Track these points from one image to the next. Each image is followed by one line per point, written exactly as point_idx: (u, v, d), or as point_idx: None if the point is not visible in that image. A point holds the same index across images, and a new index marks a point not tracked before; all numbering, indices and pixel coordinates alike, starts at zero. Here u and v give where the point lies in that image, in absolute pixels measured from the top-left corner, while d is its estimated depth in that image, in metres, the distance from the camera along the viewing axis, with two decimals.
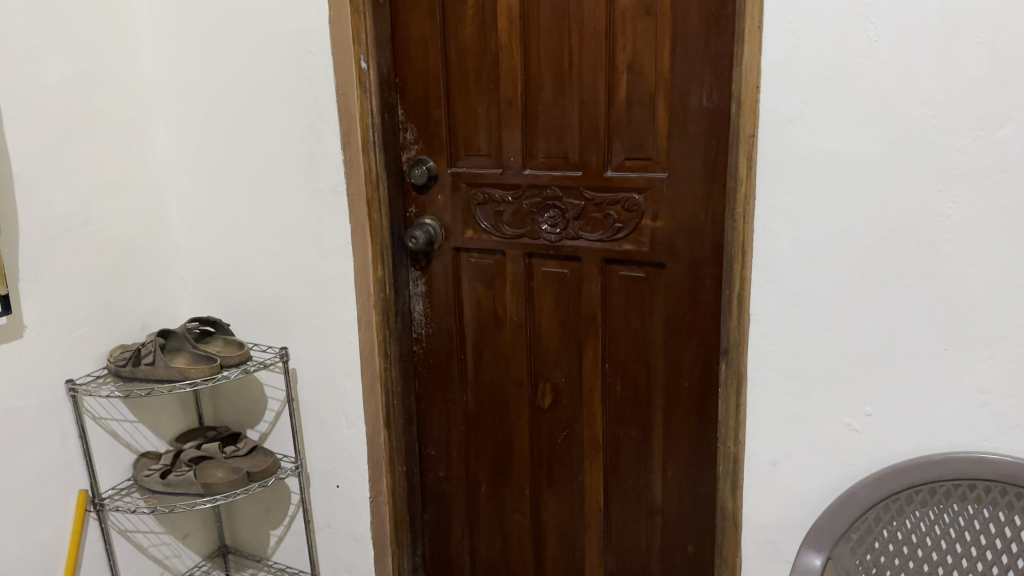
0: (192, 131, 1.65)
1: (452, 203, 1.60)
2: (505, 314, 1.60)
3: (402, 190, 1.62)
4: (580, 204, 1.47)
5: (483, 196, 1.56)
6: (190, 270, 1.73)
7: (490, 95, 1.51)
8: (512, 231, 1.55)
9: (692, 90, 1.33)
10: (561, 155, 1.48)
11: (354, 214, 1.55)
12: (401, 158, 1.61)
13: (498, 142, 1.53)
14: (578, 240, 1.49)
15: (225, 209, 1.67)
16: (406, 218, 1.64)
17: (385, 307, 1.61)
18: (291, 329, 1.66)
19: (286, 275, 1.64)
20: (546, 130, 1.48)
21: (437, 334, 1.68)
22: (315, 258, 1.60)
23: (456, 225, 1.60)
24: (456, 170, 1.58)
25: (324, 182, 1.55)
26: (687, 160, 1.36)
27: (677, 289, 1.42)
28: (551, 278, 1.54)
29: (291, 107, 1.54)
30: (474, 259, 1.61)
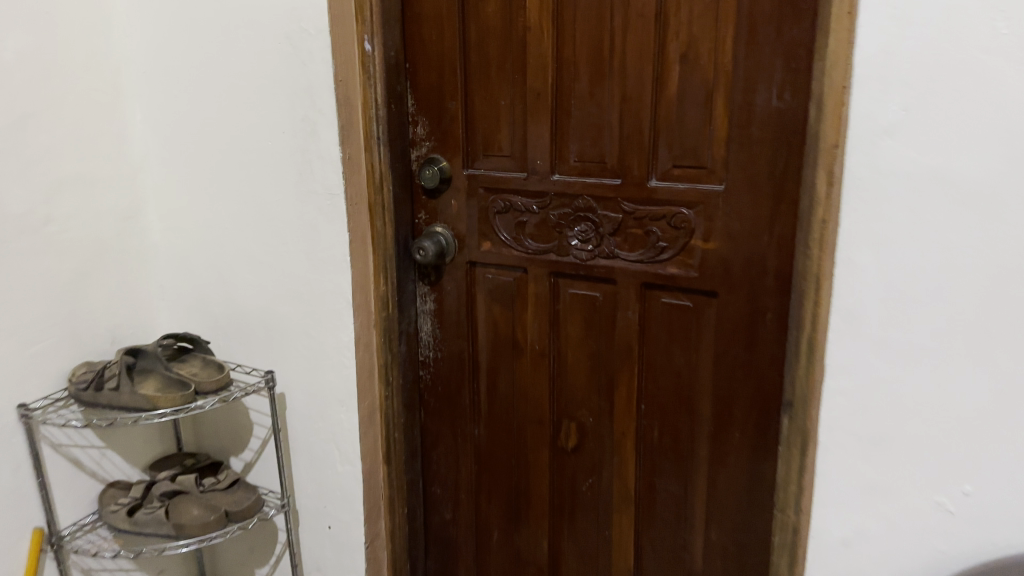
0: (171, 119, 1.44)
1: (467, 211, 1.38)
2: (525, 342, 1.39)
3: (410, 193, 1.40)
4: (618, 218, 1.25)
5: (504, 203, 1.34)
6: (170, 276, 1.53)
7: (515, 87, 1.28)
8: (535, 246, 1.33)
9: (759, 87, 1.10)
10: (597, 159, 1.25)
11: (353, 222, 1.34)
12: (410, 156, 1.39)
13: (523, 142, 1.30)
14: (613, 260, 1.27)
15: (208, 210, 1.46)
16: (413, 226, 1.42)
17: (387, 328, 1.41)
18: (280, 349, 1.45)
19: (274, 288, 1.43)
20: (580, 130, 1.25)
21: (446, 359, 1.47)
22: (307, 269, 1.39)
23: (471, 235, 1.39)
24: (473, 173, 1.36)
25: (319, 184, 1.33)
26: (749, 172, 1.13)
27: (730, 324, 1.20)
28: (580, 302, 1.32)
29: (283, 94, 1.32)
30: (491, 275, 1.39)
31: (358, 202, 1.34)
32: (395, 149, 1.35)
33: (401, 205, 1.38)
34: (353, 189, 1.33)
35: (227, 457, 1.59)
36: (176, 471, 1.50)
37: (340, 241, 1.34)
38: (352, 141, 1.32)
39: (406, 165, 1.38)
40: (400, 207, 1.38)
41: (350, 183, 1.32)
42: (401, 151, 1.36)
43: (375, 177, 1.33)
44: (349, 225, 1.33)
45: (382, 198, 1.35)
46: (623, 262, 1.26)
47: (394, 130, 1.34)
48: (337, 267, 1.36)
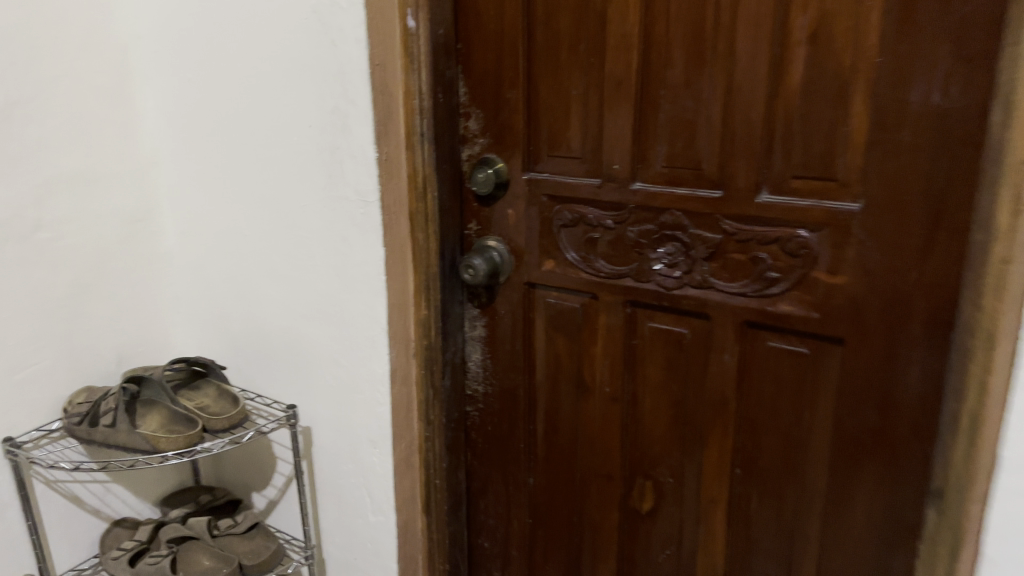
0: (183, 107, 1.23)
1: (527, 222, 1.14)
2: (593, 381, 1.15)
3: (459, 199, 1.17)
4: (716, 240, 1.00)
5: (572, 215, 1.10)
6: (185, 287, 1.34)
7: (590, 73, 1.04)
8: (609, 269, 1.09)
9: (915, 80, 0.84)
10: (692, 165, 1.00)
11: (390, 235, 1.12)
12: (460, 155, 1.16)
13: (598, 141, 1.06)
14: (708, 291, 1.02)
15: (225, 213, 1.25)
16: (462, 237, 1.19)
17: (429, 358, 1.19)
18: (306, 378, 1.25)
19: (299, 307, 1.22)
20: (671, 128, 1.00)
21: (498, 395, 1.24)
22: (336, 288, 1.17)
23: (531, 251, 1.15)
24: (535, 177, 1.12)
25: (350, 188, 1.10)
26: (895, 189, 0.87)
27: (858, 380, 0.95)
28: (662, 339, 1.08)
29: (308, 80, 1.09)
30: (554, 299, 1.16)
31: (396, 211, 1.12)
32: (444, 147, 1.11)
33: (449, 213, 1.15)
34: (391, 195, 1.11)
35: (247, 493, 1.41)
36: (188, 511, 1.32)
37: (374, 257, 1.12)
38: (393, 138, 1.09)
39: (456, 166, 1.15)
40: (447, 216, 1.15)
41: (388, 189, 1.10)
42: (450, 148, 1.13)
43: (416, 180, 1.11)
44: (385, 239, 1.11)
45: (427, 206, 1.13)
46: (720, 294, 1.02)
47: (442, 123, 1.11)
48: (370, 287, 1.14)
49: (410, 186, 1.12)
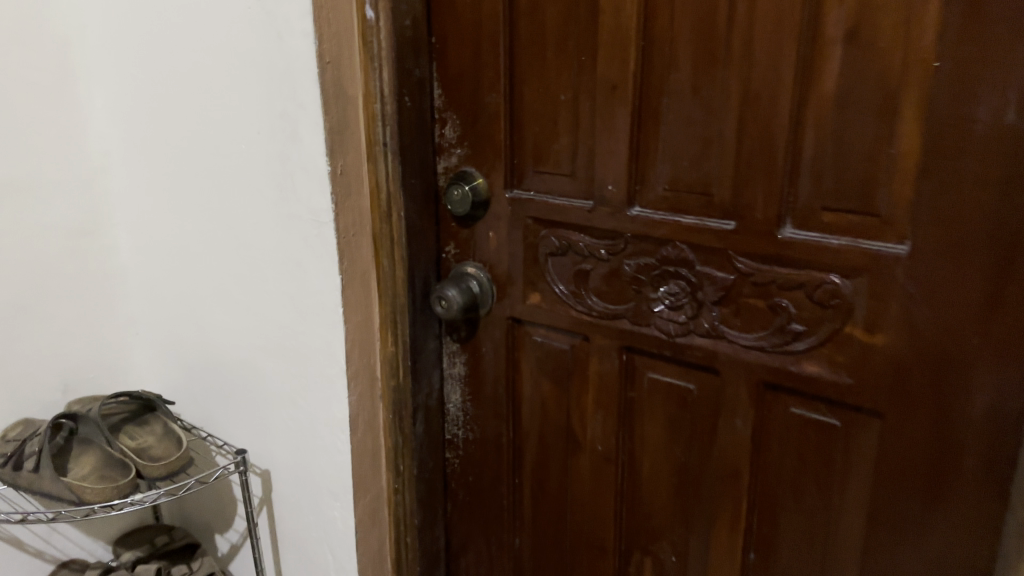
0: (133, 108, 1.10)
1: (510, 247, 0.97)
2: (583, 437, 0.98)
3: (433, 218, 1.00)
4: (728, 281, 0.82)
5: (560, 242, 0.93)
6: (142, 307, 1.21)
7: (581, 74, 0.86)
8: (602, 308, 0.91)
9: (983, 91, 0.64)
10: (700, 189, 0.82)
11: (348, 261, 0.96)
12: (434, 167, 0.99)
13: (590, 156, 0.88)
14: (717, 341, 0.84)
15: (177, 227, 1.11)
16: (437, 262, 1.03)
17: (398, 401, 1.03)
18: (264, 416, 1.10)
19: (255, 337, 1.07)
20: (676, 143, 0.82)
21: (479, 443, 1.08)
22: (291, 317, 1.02)
23: (514, 282, 0.98)
24: (518, 196, 0.95)
25: (302, 206, 0.95)
26: (952, 230, 0.68)
27: (899, 464, 0.76)
28: (663, 394, 0.90)
29: (255, 79, 0.94)
30: (541, 338, 0.99)
31: (356, 232, 0.96)
32: (413, 159, 0.95)
33: (421, 235, 0.99)
34: (348, 215, 0.95)
35: (209, 536, 1.28)
36: (140, 556, 1.19)
37: (330, 286, 0.96)
38: (351, 148, 0.93)
39: (430, 181, 0.98)
40: (418, 238, 0.98)
41: (345, 208, 0.94)
42: (421, 160, 0.96)
43: (378, 197, 0.95)
44: (341, 266, 0.95)
45: (392, 227, 0.96)
46: (732, 346, 0.83)
47: (411, 130, 0.94)
48: (326, 320, 0.98)
49: (372, 203, 0.96)
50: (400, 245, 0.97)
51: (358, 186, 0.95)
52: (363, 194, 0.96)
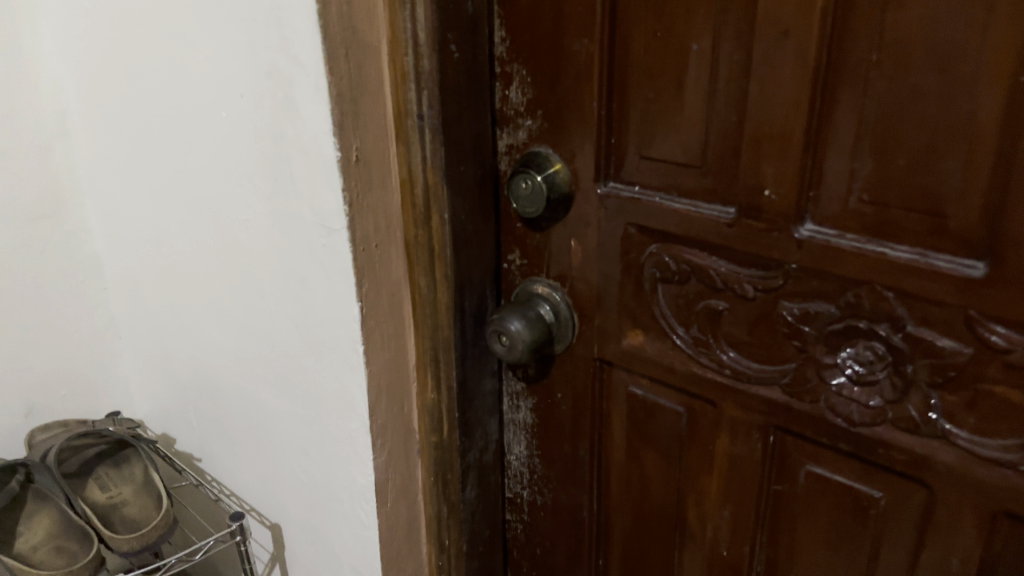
0: (90, 53, 0.81)
1: (600, 264, 0.67)
2: (699, 531, 0.70)
3: (491, 216, 0.71)
4: (962, 357, 0.51)
5: (679, 266, 0.62)
6: (124, 307, 0.95)
7: (730, 11, 0.54)
8: (741, 367, 0.61)
9: None
10: (925, 206, 0.50)
11: (369, 282, 0.67)
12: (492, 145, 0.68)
13: (736, 141, 0.57)
14: (932, 441, 0.54)
15: (154, 215, 0.83)
16: (494, 275, 0.74)
17: (442, 460, 0.76)
18: (271, 461, 0.85)
19: (255, 366, 0.80)
20: (889, 129, 0.50)
21: (551, 509, 0.81)
22: (297, 348, 0.74)
23: (604, 312, 0.69)
24: (618, 194, 0.64)
25: (305, 203, 0.66)
26: None
27: None
28: (828, 497, 0.61)
29: (232, 16, 0.63)
30: (641, 392, 0.70)
31: (381, 241, 0.67)
32: (462, 135, 0.64)
33: (473, 243, 0.69)
34: (369, 218, 0.65)
35: None
36: None
37: (346, 315, 0.68)
38: (371, 120, 0.63)
39: (488, 165, 0.68)
40: (468, 248, 0.69)
41: (363, 208, 0.65)
42: (475, 136, 0.66)
43: (411, 192, 0.66)
44: (359, 291, 0.66)
45: (432, 234, 0.67)
46: (956, 453, 0.53)
47: (460, 93, 0.63)
48: (342, 359, 0.70)
49: (404, 200, 0.66)
50: (444, 259, 0.67)
51: (383, 175, 0.66)
52: (391, 185, 0.66)
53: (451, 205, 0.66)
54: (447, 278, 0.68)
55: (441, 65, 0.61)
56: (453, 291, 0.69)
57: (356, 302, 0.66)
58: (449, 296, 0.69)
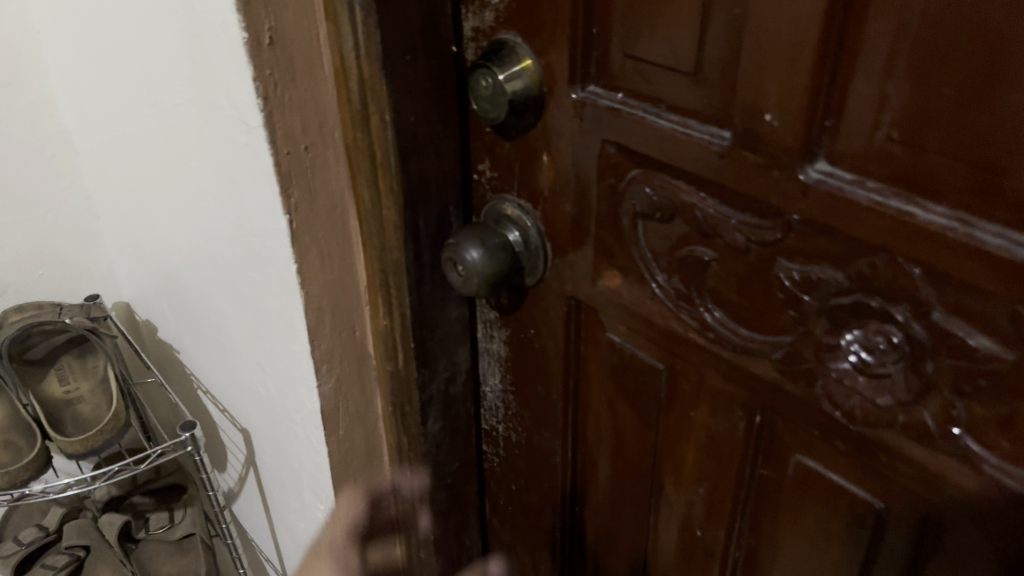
0: None
1: (574, 187, 0.55)
2: (674, 503, 0.60)
3: (455, 116, 0.58)
4: (1000, 364, 0.38)
5: (661, 200, 0.49)
6: (97, 186, 0.89)
7: None
8: (726, 333, 0.49)
9: None
10: (973, 154, 0.35)
11: (299, 191, 0.57)
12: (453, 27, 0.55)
13: (736, 43, 0.42)
14: (947, 458, 0.42)
15: (105, 92, 0.75)
16: (460, 185, 0.62)
17: (400, 391, 0.68)
18: (234, 367, 0.79)
19: (207, 268, 0.73)
20: (934, 41, 0.35)
21: (525, 448, 0.73)
22: (239, 256, 0.66)
23: (578, 244, 0.57)
24: (596, 102, 0.51)
25: (222, 93, 0.55)
26: None
27: None
28: (819, 497, 0.50)
29: None
30: (619, 341, 0.59)
31: (313, 140, 0.56)
32: (405, 15, 0.52)
33: (428, 149, 0.58)
34: (294, 114, 0.54)
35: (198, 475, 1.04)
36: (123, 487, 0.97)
37: (275, 227, 0.58)
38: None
39: (447, 53, 0.55)
40: (421, 155, 0.57)
41: (285, 103, 0.54)
42: (425, 17, 0.53)
43: (346, 86, 0.54)
44: (287, 202, 0.56)
45: (372, 138, 0.55)
46: (978, 479, 0.41)
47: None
48: (279, 277, 0.61)
49: (340, 94, 0.55)
50: (387, 169, 0.56)
51: (312, 62, 0.54)
52: (324, 74, 0.55)
53: (393, 104, 0.54)
54: (393, 191, 0.57)
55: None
56: (401, 207, 0.58)
57: (283, 214, 0.57)
58: (396, 212, 0.58)
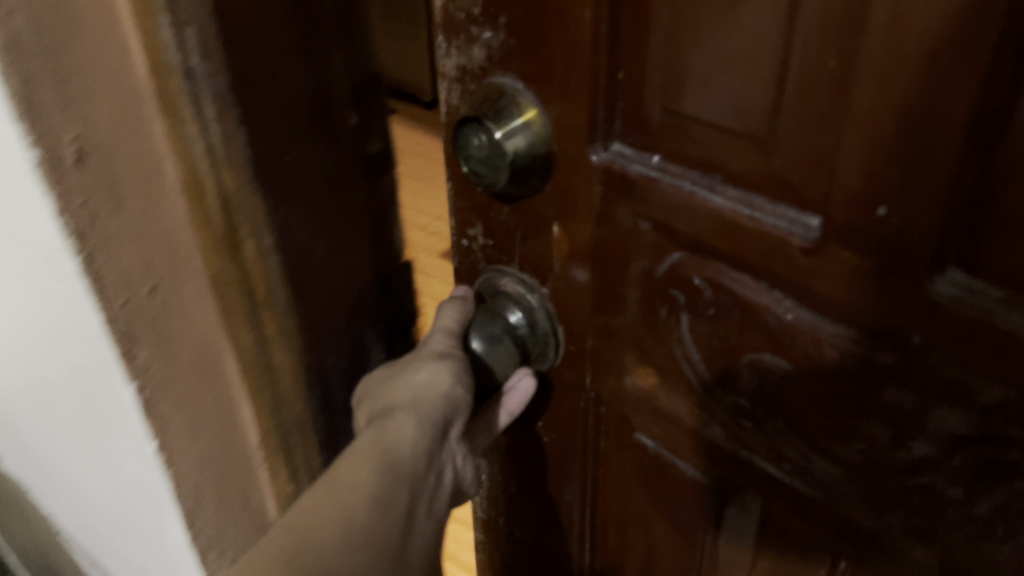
0: None
1: (594, 266, 0.43)
2: None
3: (361, 215, 0.47)
4: None
5: (716, 293, 0.38)
6: None
7: None
8: (804, 463, 0.39)
9: None
10: None
11: (148, 348, 0.43)
12: (355, 108, 0.44)
13: (830, 107, 0.31)
14: None
15: None
16: (382, 283, 0.51)
17: None
18: (92, 531, 0.64)
19: (37, 421, 0.58)
20: None
21: (530, 547, 0.61)
22: (78, 416, 0.51)
23: (599, 332, 0.46)
24: (625, 168, 0.39)
25: (17, 227, 0.40)
26: None
27: None
28: None
29: None
30: (652, 445, 0.48)
31: (163, 278, 0.42)
32: (284, 103, 0.40)
33: (324, 271, 0.46)
34: (128, 251, 0.40)
35: None
36: None
37: (119, 397, 0.45)
38: (98, 84, 0.35)
39: (349, 138, 0.44)
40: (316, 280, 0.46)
41: (109, 233, 0.39)
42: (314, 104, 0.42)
43: (207, 207, 0.40)
44: (132, 362, 0.43)
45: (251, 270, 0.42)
46: None
47: (266, 39, 0.38)
48: (133, 450, 0.48)
49: (195, 214, 0.40)
50: (273, 307, 0.44)
51: (141, 180, 0.39)
52: (168, 187, 0.40)
53: (271, 223, 0.42)
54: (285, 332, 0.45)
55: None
56: (299, 345, 0.46)
57: (129, 381, 0.43)
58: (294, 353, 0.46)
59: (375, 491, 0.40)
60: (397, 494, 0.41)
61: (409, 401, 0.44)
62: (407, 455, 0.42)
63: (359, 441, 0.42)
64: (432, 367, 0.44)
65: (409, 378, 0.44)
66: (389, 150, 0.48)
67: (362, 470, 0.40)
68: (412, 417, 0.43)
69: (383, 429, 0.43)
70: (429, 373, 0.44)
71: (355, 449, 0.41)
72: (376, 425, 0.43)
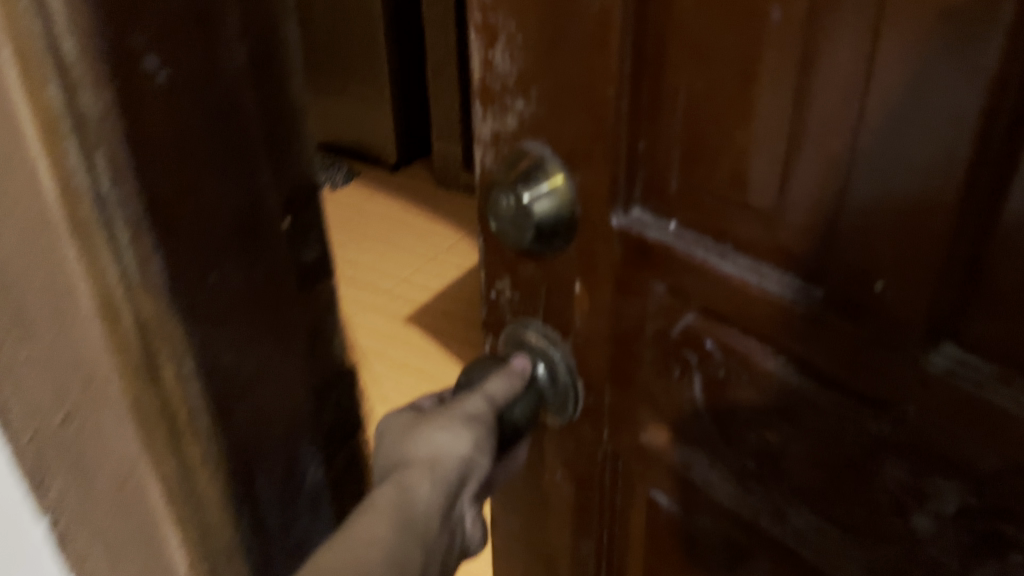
0: None
1: (612, 324, 0.45)
2: None
3: (291, 323, 0.47)
4: None
5: (725, 356, 0.40)
6: None
7: None
8: (808, 527, 0.40)
9: None
10: None
11: (63, 478, 0.42)
12: (285, 217, 0.45)
13: (829, 189, 0.33)
14: None
15: None
16: (317, 392, 0.51)
17: None
18: None
19: None
20: None
21: None
22: None
23: (616, 387, 0.47)
24: (643, 233, 0.41)
25: None
26: None
27: None
28: None
29: None
30: (665, 502, 0.49)
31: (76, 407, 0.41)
32: (206, 226, 0.40)
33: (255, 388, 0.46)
34: (38, 385, 0.39)
35: None
36: None
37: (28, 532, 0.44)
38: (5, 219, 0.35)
39: (278, 250, 0.45)
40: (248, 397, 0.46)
41: (17, 367, 0.38)
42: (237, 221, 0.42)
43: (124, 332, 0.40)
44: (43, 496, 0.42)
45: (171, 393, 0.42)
46: None
47: (185, 155, 0.38)
48: None
49: (110, 341, 0.40)
50: (195, 433, 0.43)
51: (54, 307, 0.38)
52: (79, 316, 0.39)
53: (194, 345, 0.42)
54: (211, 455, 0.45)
55: (127, 113, 0.35)
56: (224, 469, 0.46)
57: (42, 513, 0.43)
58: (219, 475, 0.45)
59: (387, 546, 0.41)
60: (409, 551, 0.42)
61: (428, 458, 0.46)
62: (421, 512, 0.44)
63: (376, 496, 0.44)
64: (456, 427, 0.46)
65: (432, 436, 0.46)
66: (324, 257, 0.49)
67: (376, 524, 0.42)
68: (429, 476, 0.45)
69: (401, 486, 0.44)
70: (454, 433, 0.46)
71: (370, 503, 0.43)
72: (393, 481, 0.45)
